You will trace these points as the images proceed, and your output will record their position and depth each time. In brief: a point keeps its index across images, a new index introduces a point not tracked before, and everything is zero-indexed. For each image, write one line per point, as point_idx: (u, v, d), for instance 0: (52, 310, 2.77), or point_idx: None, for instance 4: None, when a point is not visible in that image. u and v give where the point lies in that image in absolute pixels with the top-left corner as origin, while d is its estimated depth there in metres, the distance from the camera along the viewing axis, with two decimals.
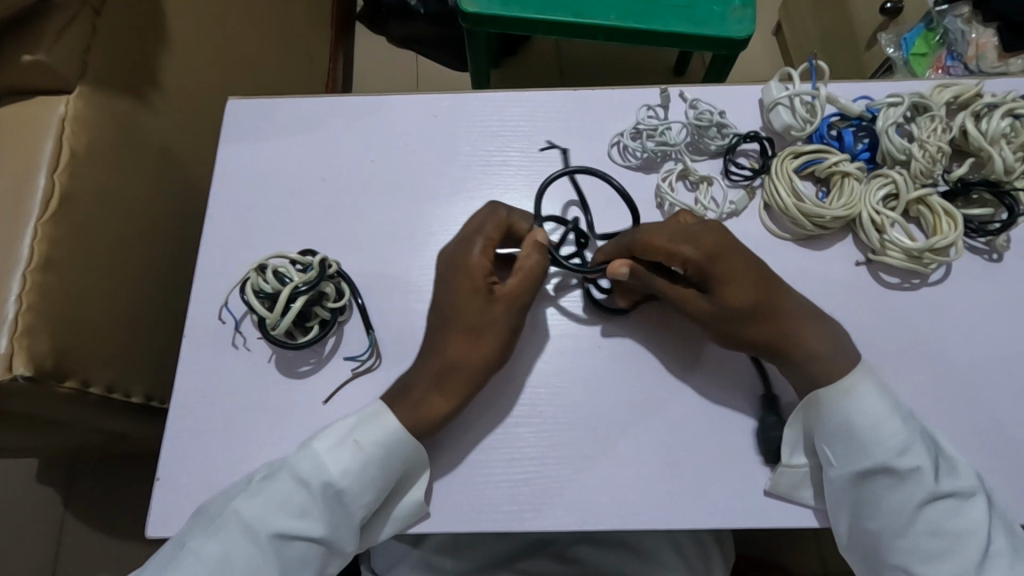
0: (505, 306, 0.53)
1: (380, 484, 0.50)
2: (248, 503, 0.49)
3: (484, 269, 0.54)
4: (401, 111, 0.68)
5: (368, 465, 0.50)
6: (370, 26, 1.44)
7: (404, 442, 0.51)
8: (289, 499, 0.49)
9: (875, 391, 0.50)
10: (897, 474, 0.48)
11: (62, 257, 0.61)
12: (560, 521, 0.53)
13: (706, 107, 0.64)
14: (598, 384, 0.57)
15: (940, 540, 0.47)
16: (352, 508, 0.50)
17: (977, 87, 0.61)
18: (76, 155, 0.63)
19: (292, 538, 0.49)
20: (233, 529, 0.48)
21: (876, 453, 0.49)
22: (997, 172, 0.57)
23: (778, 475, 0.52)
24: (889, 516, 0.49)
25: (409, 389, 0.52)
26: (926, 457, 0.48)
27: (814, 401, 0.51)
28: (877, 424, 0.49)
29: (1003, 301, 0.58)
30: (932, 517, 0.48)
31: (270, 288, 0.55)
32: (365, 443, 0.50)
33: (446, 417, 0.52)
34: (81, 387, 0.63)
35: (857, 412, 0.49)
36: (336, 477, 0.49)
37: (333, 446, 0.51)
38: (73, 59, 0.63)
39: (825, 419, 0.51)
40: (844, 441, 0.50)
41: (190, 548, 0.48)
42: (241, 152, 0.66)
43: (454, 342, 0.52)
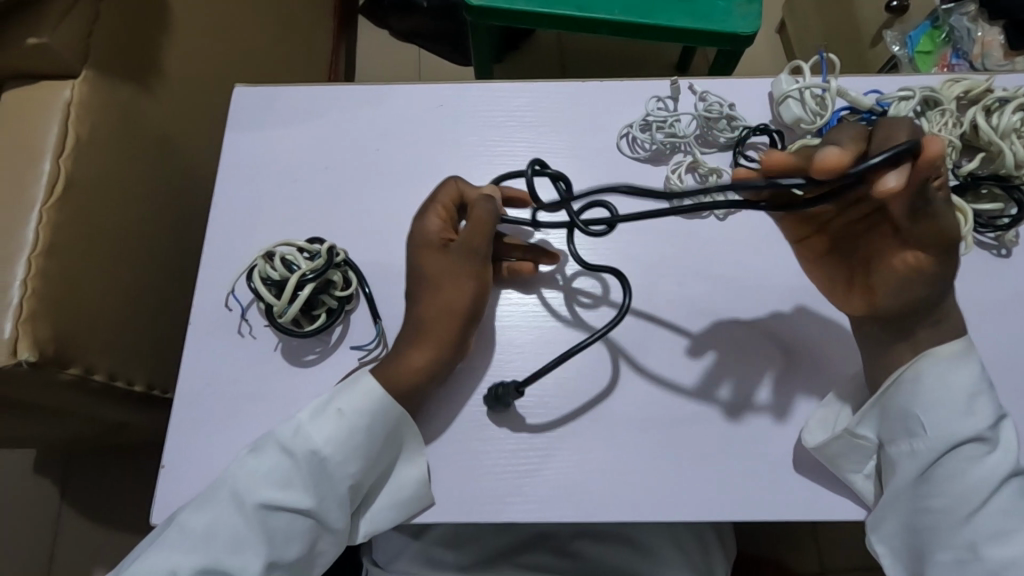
0: (460, 256, 0.53)
1: (364, 452, 0.50)
2: (236, 472, 0.49)
3: (440, 233, 0.55)
4: (408, 100, 0.67)
5: (351, 433, 0.50)
6: (372, 18, 1.43)
7: (386, 409, 0.51)
8: (274, 467, 0.49)
9: (978, 366, 0.50)
10: (986, 449, 0.48)
11: (65, 242, 0.60)
12: (566, 511, 0.52)
13: (716, 99, 0.64)
14: (606, 375, 0.56)
15: (1010, 520, 0.47)
16: (337, 477, 0.49)
17: (988, 82, 0.61)
18: (80, 140, 0.62)
19: (278, 508, 0.48)
20: (221, 500, 0.49)
21: (971, 424, 0.48)
22: (1007, 167, 0.57)
23: (842, 439, 0.51)
24: (967, 492, 0.48)
25: (394, 357, 0.52)
26: (1012, 436, 0.49)
27: (913, 368, 0.50)
28: (973, 397, 0.49)
29: (1011, 297, 0.58)
30: (1005, 499, 0.48)
31: (277, 275, 0.54)
32: (347, 411, 0.50)
33: (424, 372, 0.52)
34: (83, 374, 0.62)
35: (962, 383, 0.49)
36: (320, 444, 0.49)
37: (316, 415, 0.51)
38: (78, 42, 0.62)
39: (924, 384, 0.49)
40: (938, 411, 0.49)
41: (179, 520, 0.49)
42: (247, 140, 0.66)
43: (426, 302, 0.53)
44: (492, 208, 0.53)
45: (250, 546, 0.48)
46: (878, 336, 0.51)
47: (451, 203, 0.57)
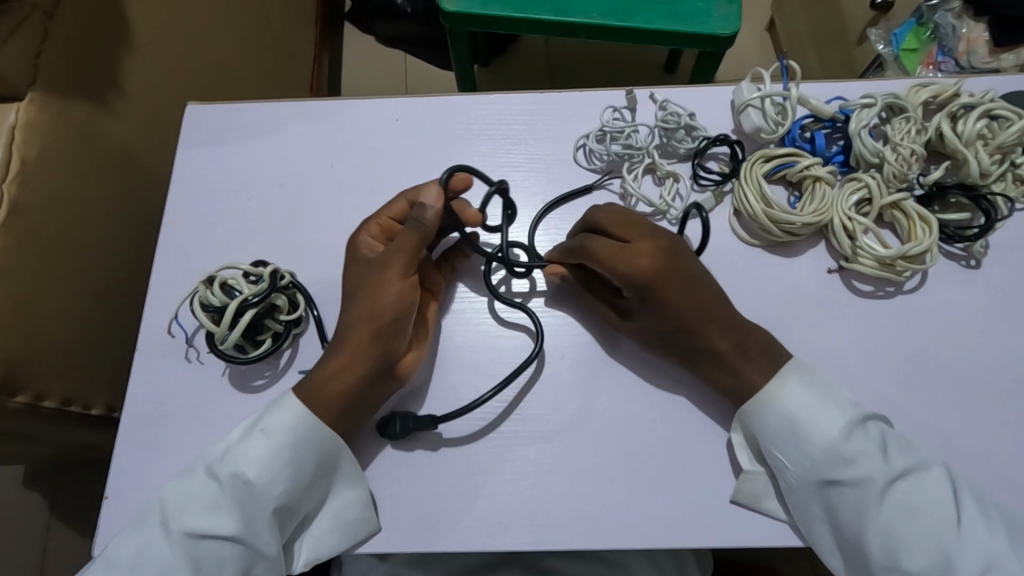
0: (385, 268, 0.52)
1: (295, 473, 0.49)
2: (164, 499, 0.48)
3: (373, 246, 0.55)
4: (364, 115, 0.66)
5: (276, 451, 0.49)
6: (356, 24, 1.42)
7: (313, 425, 0.50)
8: (200, 494, 0.48)
9: (803, 381, 0.50)
10: (845, 467, 0.47)
11: (8, 267, 0.59)
12: (519, 538, 0.51)
13: (675, 108, 0.62)
14: (562, 396, 0.55)
15: (916, 526, 0.45)
16: (263, 498, 0.47)
17: (955, 87, 0.59)
18: (26, 163, 0.61)
19: (203, 536, 0.47)
20: (149, 529, 0.48)
21: (818, 446, 0.48)
22: (973, 175, 0.56)
23: (742, 483, 0.51)
24: (852, 511, 0.47)
25: (318, 367, 0.51)
26: (868, 442, 0.47)
27: (746, 408, 0.50)
28: (810, 419, 0.48)
29: (982, 309, 0.56)
30: (902, 504, 0.46)
31: (217, 301, 0.53)
32: (271, 429, 0.49)
33: (345, 383, 0.50)
34: (33, 400, 0.61)
35: (794, 409, 0.49)
36: (244, 467, 0.48)
37: (244, 437, 0.50)
38: (23, 65, 0.61)
39: (761, 419, 0.50)
40: (787, 442, 0.49)
41: (108, 551, 0.48)
42: (200, 159, 0.65)
43: (353, 312, 0.52)
44: (429, 213, 0.52)
45: None
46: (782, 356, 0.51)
47: (394, 218, 0.56)
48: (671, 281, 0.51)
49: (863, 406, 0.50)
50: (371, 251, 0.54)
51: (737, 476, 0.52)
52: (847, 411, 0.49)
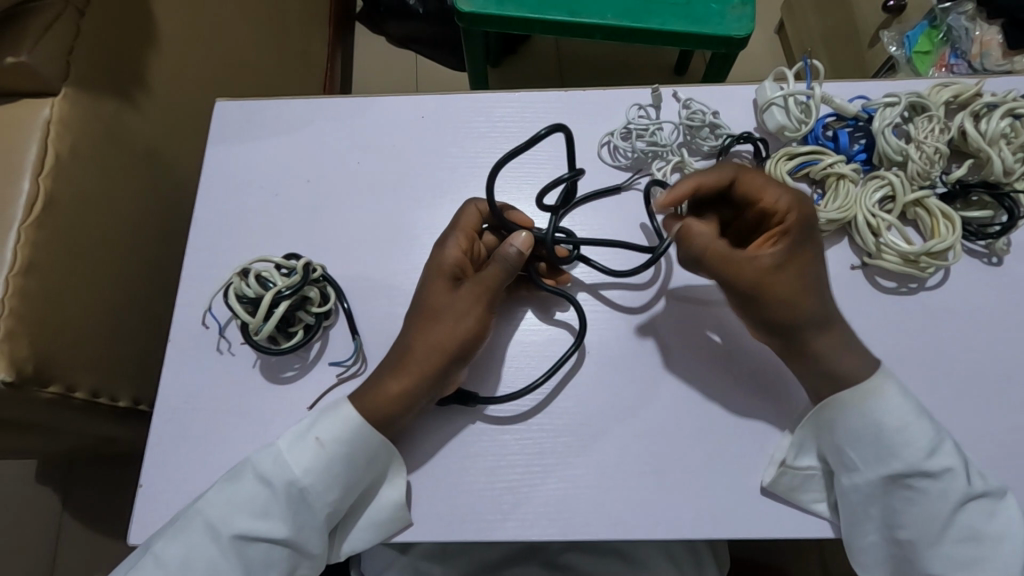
0: (466, 297, 0.52)
1: (346, 480, 0.50)
2: (211, 501, 0.49)
3: (452, 261, 0.54)
4: (389, 112, 0.67)
5: (331, 463, 0.49)
6: (370, 26, 1.43)
7: (367, 436, 0.50)
8: (252, 498, 0.48)
9: (899, 392, 0.50)
10: (924, 479, 0.48)
11: (43, 260, 0.60)
12: (547, 529, 0.52)
13: (699, 107, 0.63)
14: (587, 389, 0.56)
15: (973, 544, 0.47)
16: (318, 506, 0.49)
17: (977, 86, 0.60)
18: (60, 158, 0.62)
19: (254, 538, 0.48)
20: (197, 530, 0.48)
21: (906, 457, 0.48)
22: (996, 174, 0.56)
23: (778, 476, 0.51)
24: (913, 521, 0.48)
25: (372, 384, 0.52)
26: (958, 459, 0.48)
27: (833, 405, 0.50)
28: (905, 426, 0.48)
29: (1003, 306, 0.57)
30: (968, 521, 0.48)
31: (252, 293, 0.54)
32: (326, 440, 0.50)
33: (405, 400, 0.51)
34: (65, 391, 0.62)
35: (883, 416, 0.49)
36: (299, 476, 0.49)
37: (296, 444, 0.50)
38: (58, 62, 0.62)
39: (846, 422, 0.50)
40: (867, 446, 0.49)
41: (156, 548, 0.48)
42: (228, 155, 0.65)
43: (418, 331, 0.52)
44: (515, 255, 0.51)
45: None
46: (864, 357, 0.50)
47: (475, 228, 0.56)
48: (786, 281, 0.49)
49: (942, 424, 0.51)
50: (452, 262, 0.54)
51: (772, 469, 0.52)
52: (933, 427, 0.49)
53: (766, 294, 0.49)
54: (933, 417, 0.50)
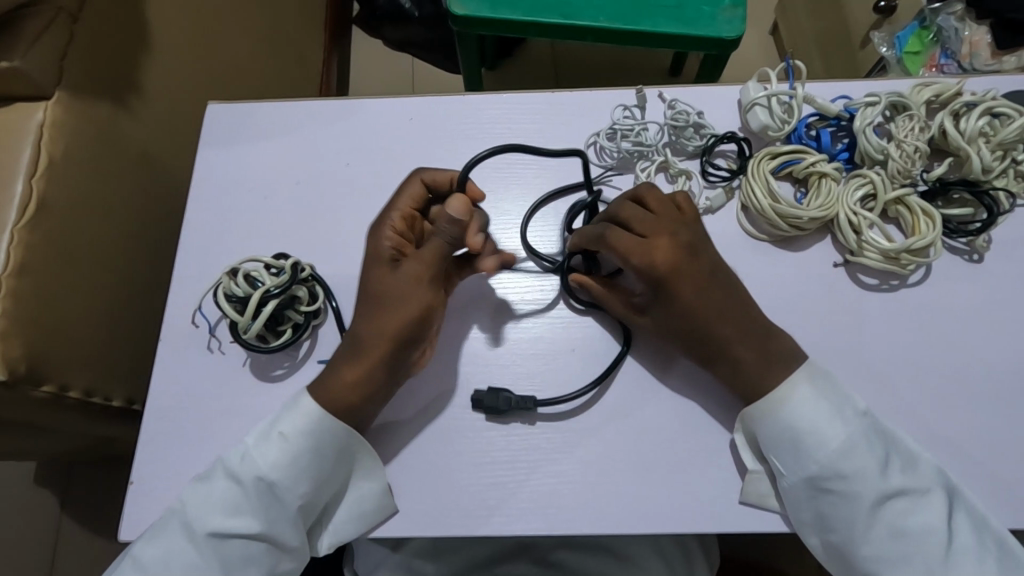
0: (409, 273, 0.52)
1: (315, 472, 0.51)
2: (187, 502, 0.50)
3: (392, 242, 0.54)
4: (379, 114, 0.68)
5: (297, 456, 0.50)
6: (365, 29, 1.44)
7: (329, 426, 0.51)
8: (223, 496, 0.49)
9: (806, 394, 0.50)
10: (840, 481, 0.48)
11: (37, 262, 0.61)
12: (532, 525, 0.52)
13: (684, 107, 0.64)
14: (573, 387, 0.56)
15: (901, 542, 0.47)
16: (290, 498, 0.50)
17: (957, 86, 0.61)
18: (53, 160, 0.63)
19: (229, 535, 0.49)
20: (175, 530, 0.49)
21: (816, 459, 0.49)
22: (975, 172, 0.57)
23: (748, 484, 0.52)
24: (838, 521, 0.49)
25: (328, 373, 0.52)
26: (869, 458, 0.48)
27: (746, 414, 0.51)
28: (814, 429, 0.49)
29: (984, 302, 0.57)
30: (890, 518, 0.48)
31: (241, 292, 0.55)
32: (289, 433, 0.51)
33: (359, 388, 0.51)
34: (58, 390, 0.63)
35: (795, 420, 0.50)
36: (266, 470, 0.50)
37: (261, 441, 0.51)
38: (50, 66, 0.63)
39: (760, 427, 0.51)
40: (785, 451, 0.50)
41: (135, 551, 0.49)
42: (219, 157, 0.66)
43: (368, 314, 0.52)
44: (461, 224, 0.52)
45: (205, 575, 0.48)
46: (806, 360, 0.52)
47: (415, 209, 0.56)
48: (684, 278, 0.51)
49: (874, 421, 0.50)
50: (388, 245, 0.54)
51: (743, 476, 0.53)
52: (854, 427, 0.49)
53: (671, 292, 0.51)
54: (862, 413, 0.50)
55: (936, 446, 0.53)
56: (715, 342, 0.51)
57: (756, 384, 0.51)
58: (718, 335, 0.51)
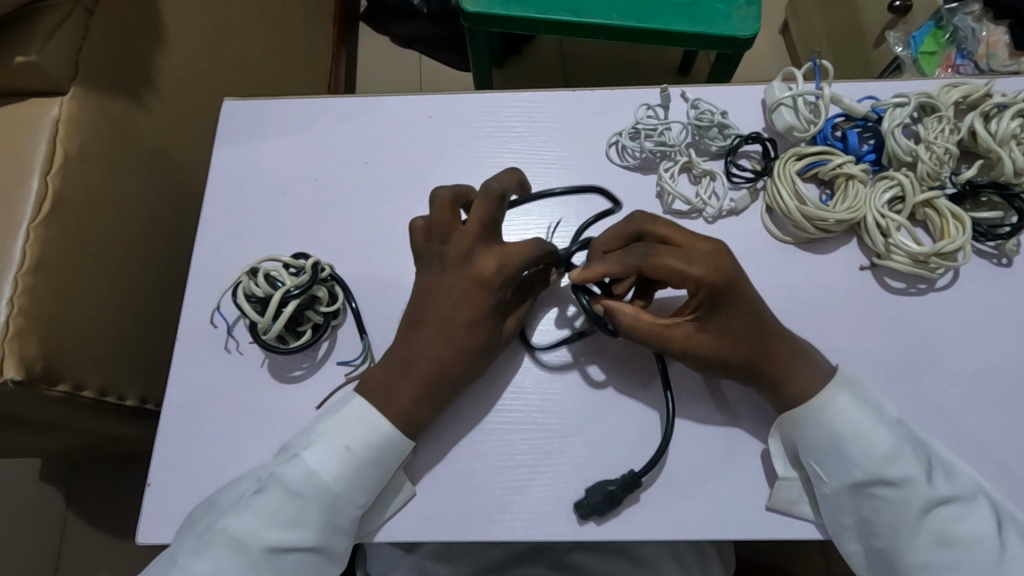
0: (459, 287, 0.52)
1: (373, 484, 0.50)
2: (237, 516, 0.48)
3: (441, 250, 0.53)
4: (397, 112, 0.67)
5: (361, 469, 0.49)
6: (373, 25, 1.43)
7: (397, 440, 0.50)
8: (282, 510, 0.48)
9: (850, 400, 0.49)
10: (884, 487, 0.48)
11: (53, 259, 0.60)
12: (555, 530, 0.51)
13: (708, 106, 0.63)
14: (595, 390, 0.56)
15: (945, 550, 0.47)
16: (348, 509, 0.49)
17: (987, 87, 0.60)
18: (69, 157, 0.63)
19: (283, 550, 0.48)
20: (224, 545, 0.47)
21: (861, 464, 0.48)
22: (1007, 174, 0.56)
23: (777, 491, 0.51)
24: (882, 527, 0.48)
25: (382, 385, 0.52)
26: (915, 464, 0.48)
27: (788, 419, 0.51)
28: (860, 435, 0.48)
29: (1013, 306, 0.56)
30: (935, 526, 0.47)
31: (261, 291, 0.54)
32: (357, 447, 0.50)
33: (412, 402, 0.50)
34: (73, 389, 0.62)
35: (839, 423, 0.49)
36: (330, 482, 0.49)
37: (322, 451, 0.50)
38: (65, 61, 0.62)
39: (803, 432, 0.50)
40: (827, 456, 0.49)
41: (180, 564, 0.47)
42: (235, 154, 0.65)
43: (427, 327, 0.52)
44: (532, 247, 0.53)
45: None
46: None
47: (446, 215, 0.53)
48: (731, 297, 0.48)
49: (911, 427, 0.50)
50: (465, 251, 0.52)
51: (772, 484, 0.52)
52: (899, 434, 0.49)
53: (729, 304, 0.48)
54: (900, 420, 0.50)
55: (965, 453, 0.52)
56: (764, 360, 0.50)
57: (784, 388, 0.50)
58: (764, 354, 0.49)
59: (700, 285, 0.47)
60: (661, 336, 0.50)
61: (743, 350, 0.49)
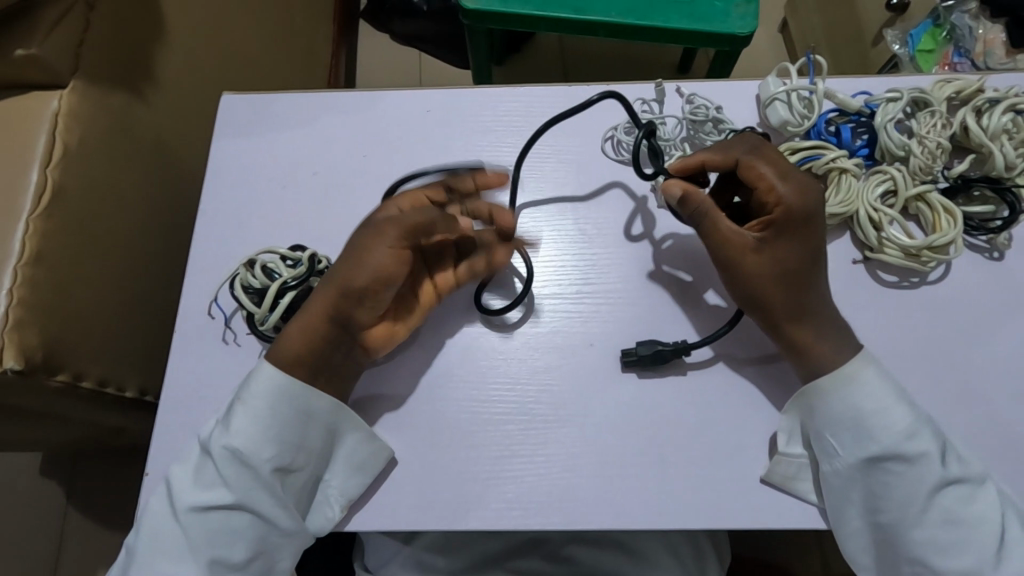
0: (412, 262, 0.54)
1: (278, 436, 0.51)
2: (170, 482, 0.51)
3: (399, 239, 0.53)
4: (394, 106, 0.67)
5: (258, 420, 0.51)
6: (372, 23, 1.43)
7: (289, 387, 0.52)
8: (200, 467, 0.51)
9: (875, 375, 0.51)
10: (899, 461, 0.49)
11: (53, 250, 0.61)
12: (550, 519, 0.52)
13: (703, 101, 0.63)
14: (590, 380, 0.56)
15: (951, 529, 0.48)
16: (257, 464, 0.50)
17: (979, 82, 0.60)
18: (69, 149, 0.63)
19: (206, 510, 0.50)
20: (161, 510, 0.51)
21: (880, 438, 0.49)
22: (998, 169, 0.57)
23: (775, 465, 0.52)
24: (889, 501, 0.49)
25: (333, 359, 0.53)
26: (932, 442, 0.49)
27: (810, 392, 0.51)
28: (882, 409, 0.50)
29: (1004, 300, 0.57)
30: (943, 505, 0.48)
31: (259, 283, 0.55)
32: (248, 398, 0.51)
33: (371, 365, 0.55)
34: (72, 380, 0.63)
35: (862, 398, 0.50)
36: (230, 438, 0.50)
37: (229, 411, 0.52)
38: (66, 54, 0.63)
39: (824, 405, 0.51)
40: (847, 429, 0.50)
41: (133, 536, 0.51)
42: (234, 147, 0.66)
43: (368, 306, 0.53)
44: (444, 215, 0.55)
45: (190, 552, 0.49)
46: (840, 337, 0.52)
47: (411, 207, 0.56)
48: (790, 230, 0.52)
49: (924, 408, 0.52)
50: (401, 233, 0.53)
51: (770, 457, 0.53)
52: (917, 411, 0.50)
53: (807, 224, 0.52)
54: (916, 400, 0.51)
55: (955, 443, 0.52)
56: (792, 313, 0.52)
57: None
58: (790, 313, 0.52)
59: (782, 204, 0.52)
60: (721, 243, 0.53)
61: (785, 282, 0.52)
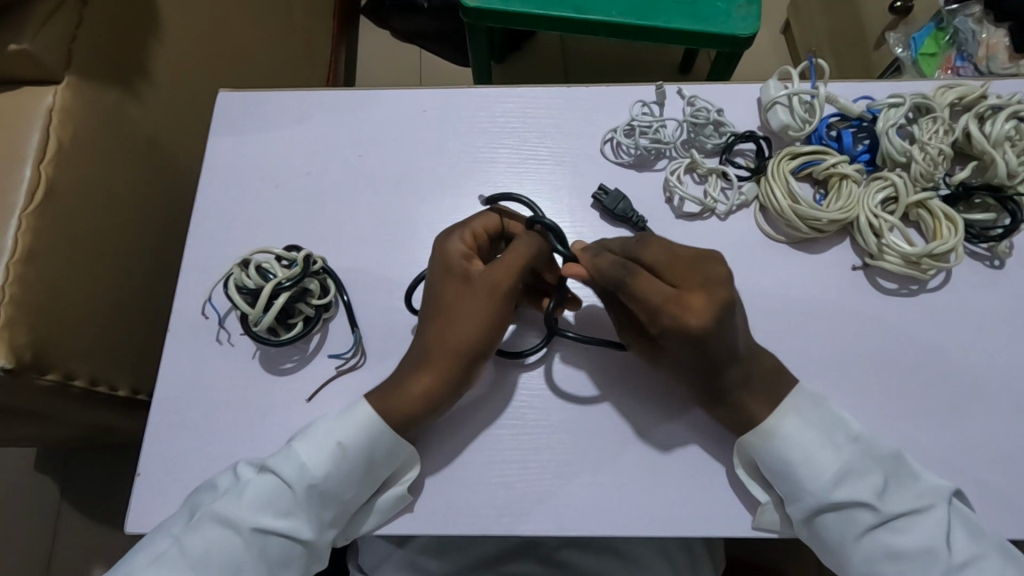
0: (483, 292, 0.52)
1: (362, 480, 0.51)
2: (220, 507, 0.48)
3: (463, 256, 0.54)
4: (392, 105, 0.67)
5: (352, 467, 0.50)
6: (373, 19, 1.42)
7: (384, 435, 0.51)
8: (266, 501, 0.48)
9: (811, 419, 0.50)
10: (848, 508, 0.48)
11: (44, 247, 0.60)
12: (543, 525, 0.52)
13: (703, 104, 0.63)
14: (585, 386, 0.56)
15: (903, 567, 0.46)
16: (337, 502, 0.50)
17: (982, 89, 0.60)
18: (62, 145, 0.62)
19: (269, 537, 0.48)
20: (212, 529, 0.47)
21: (820, 489, 0.48)
22: (1000, 176, 0.56)
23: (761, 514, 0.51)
24: (836, 547, 0.48)
25: (395, 382, 0.52)
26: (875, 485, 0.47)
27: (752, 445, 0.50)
28: (811, 458, 0.49)
29: (1003, 309, 0.57)
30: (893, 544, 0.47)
31: (252, 284, 0.55)
32: (348, 444, 0.50)
33: (422, 401, 0.51)
34: (64, 379, 0.62)
35: (793, 449, 0.49)
36: (316, 478, 0.49)
37: (311, 446, 0.50)
38: (60, 50, 0.62)
39: (770, 454, 0.50)
40: (788, 480, 0.49)
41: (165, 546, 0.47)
42: (230, 146, 0.65)
43: (432, 328, 0.53)
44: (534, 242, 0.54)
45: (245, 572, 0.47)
46: None
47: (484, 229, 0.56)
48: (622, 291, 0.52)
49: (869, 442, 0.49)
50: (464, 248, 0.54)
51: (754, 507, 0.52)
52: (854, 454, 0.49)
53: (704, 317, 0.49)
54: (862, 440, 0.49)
55: (952, 454, 0.52)
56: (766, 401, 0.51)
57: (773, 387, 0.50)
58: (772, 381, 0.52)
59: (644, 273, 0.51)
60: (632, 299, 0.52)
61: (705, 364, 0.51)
